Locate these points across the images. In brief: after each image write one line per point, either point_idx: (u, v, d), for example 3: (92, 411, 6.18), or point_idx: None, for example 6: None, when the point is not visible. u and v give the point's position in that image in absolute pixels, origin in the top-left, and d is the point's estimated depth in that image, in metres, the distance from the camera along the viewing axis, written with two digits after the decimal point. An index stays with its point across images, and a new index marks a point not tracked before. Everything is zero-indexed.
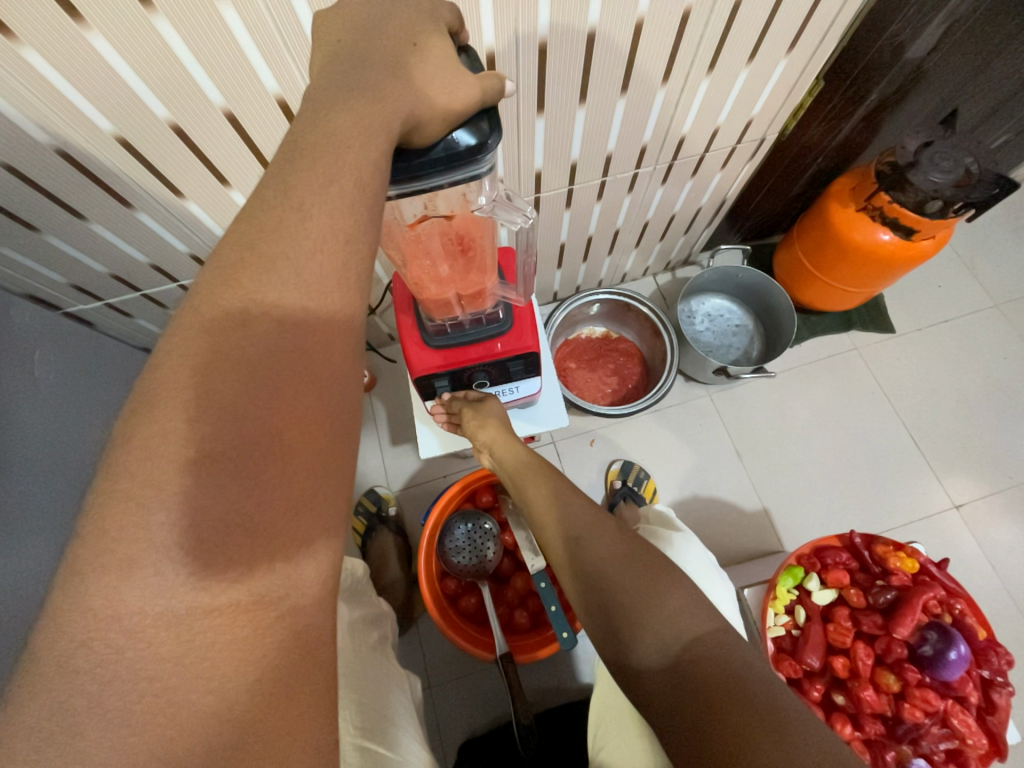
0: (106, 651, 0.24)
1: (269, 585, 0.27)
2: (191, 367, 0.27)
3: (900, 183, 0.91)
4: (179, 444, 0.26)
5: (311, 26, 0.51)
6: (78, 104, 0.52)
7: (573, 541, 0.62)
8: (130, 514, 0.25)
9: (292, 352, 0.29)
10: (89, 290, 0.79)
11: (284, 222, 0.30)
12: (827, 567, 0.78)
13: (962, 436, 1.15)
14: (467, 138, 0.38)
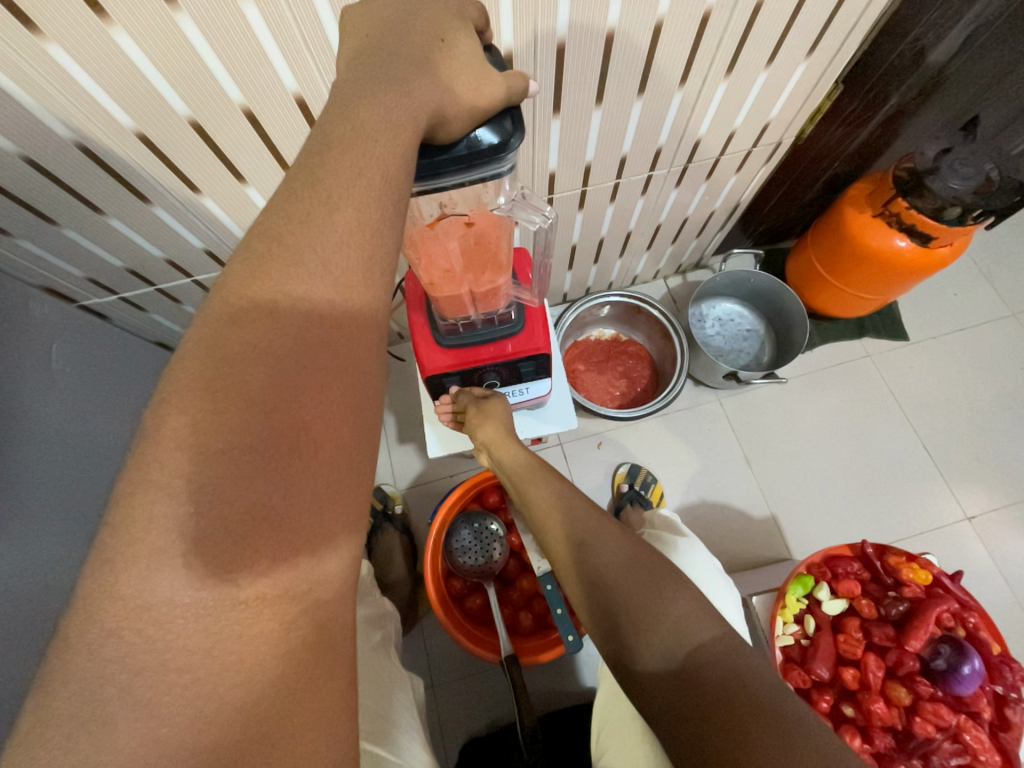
0: (136, 640, 0.24)
1: (293, 579, 0.27)
2: (219, 358, 0.27)
3: (918, 189, 0.90)
4: (209, 434, 0.26)
5: (335, 31, 0.52)
6: (100, 100, 0.53)
7: (575, 544, 0.62)
8: (160, 505, 0.25)
9: (317, 345, 0.29)
10: (104, 284, 0.79)
11: (310, 214, 0.30)
12: (837, 577, 0.77)
13: (975, 446, 1.13)
14: (486, 138, 0.38)
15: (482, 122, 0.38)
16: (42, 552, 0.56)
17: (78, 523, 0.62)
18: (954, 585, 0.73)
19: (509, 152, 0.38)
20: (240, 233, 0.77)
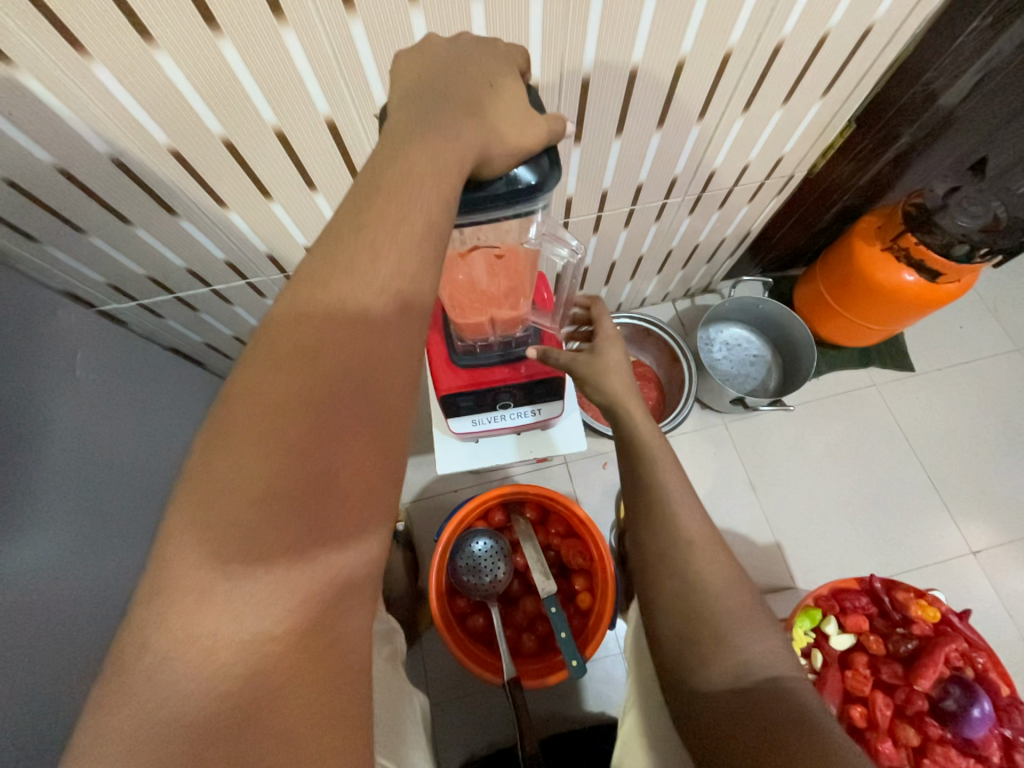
0: (178, 671, 0.24)
1: (325, 617, 0.28)
2: (264, 397, 0.28)
3: (926, 225, 0.92)
4: (254, 474, 0.27)
5: (369, 60, 0.54)
6: (137, 116, 0.54)
7: (684, 544, 0.58)
8: (206, 540, 0.26)
9: (358, 387, 0.30)
10: (124, 290, 0.81)
11: (354, 258, 0.31)
12: (845, 610, 0.77)
13: (980, 479, 1.14)
14: (523, 177, 0.40)
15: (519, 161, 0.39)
16: (54, 558, 0.56)
17: (90, 527, 0.62)
18: (963, 623, 0.72)
19: (544, 191, 0.40)
20: (263, 246, 0.78)
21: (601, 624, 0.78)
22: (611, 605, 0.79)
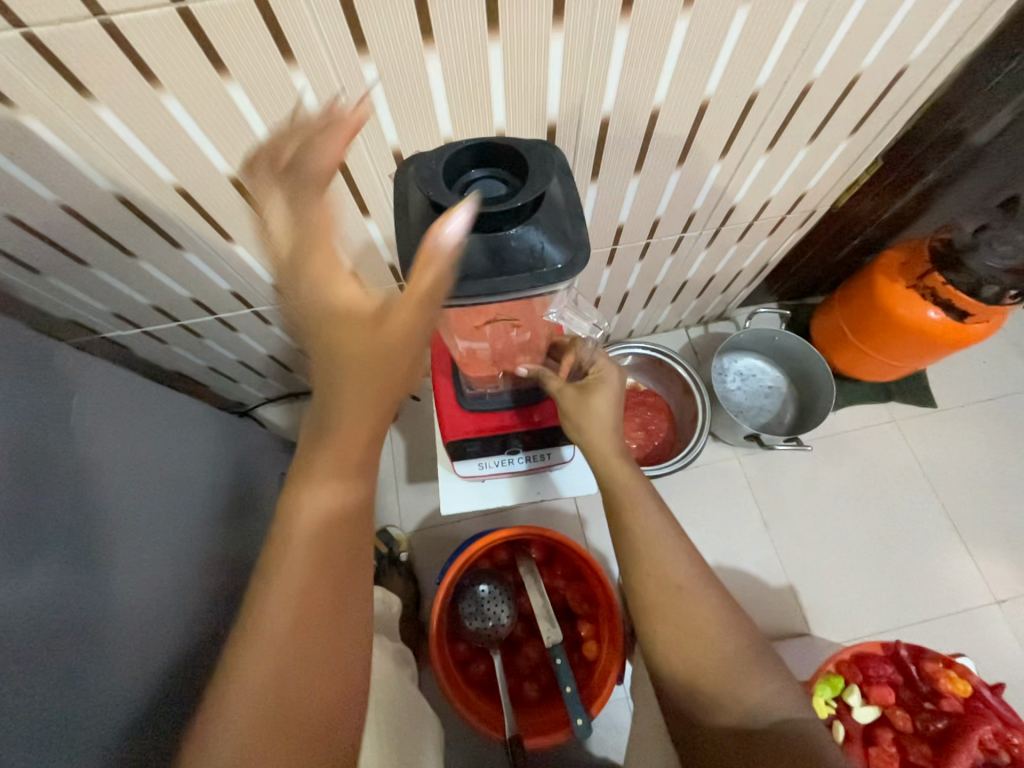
0: (239, 687, 0.37)
1: (325, 664, 0.39)
2: (293, 493, 0.40)
3: (953, 264, 0.89)
4: (289, 553, 0.39)
5: (382, 102, 0.52)
6: (143, 156, 0.53)
7: (672, 590, 0.52)
8: (261, 595, 0.38)
9: (346, 483, 0.40)
10: (128, 319, 0.79)
11: (344, 377, 0.39)
12: (869, 680, 0.73)
13: (1005, 523, 1.09)
14: (552, 261, 0.44)
15: (554, 243, 0.43)
16: None
17: None
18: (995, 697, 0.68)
19: (568, 278, 0.44)
20: (269, 278, 0.77)
21: (609, 677, 0.74)
22: (619, 658, 0.75)
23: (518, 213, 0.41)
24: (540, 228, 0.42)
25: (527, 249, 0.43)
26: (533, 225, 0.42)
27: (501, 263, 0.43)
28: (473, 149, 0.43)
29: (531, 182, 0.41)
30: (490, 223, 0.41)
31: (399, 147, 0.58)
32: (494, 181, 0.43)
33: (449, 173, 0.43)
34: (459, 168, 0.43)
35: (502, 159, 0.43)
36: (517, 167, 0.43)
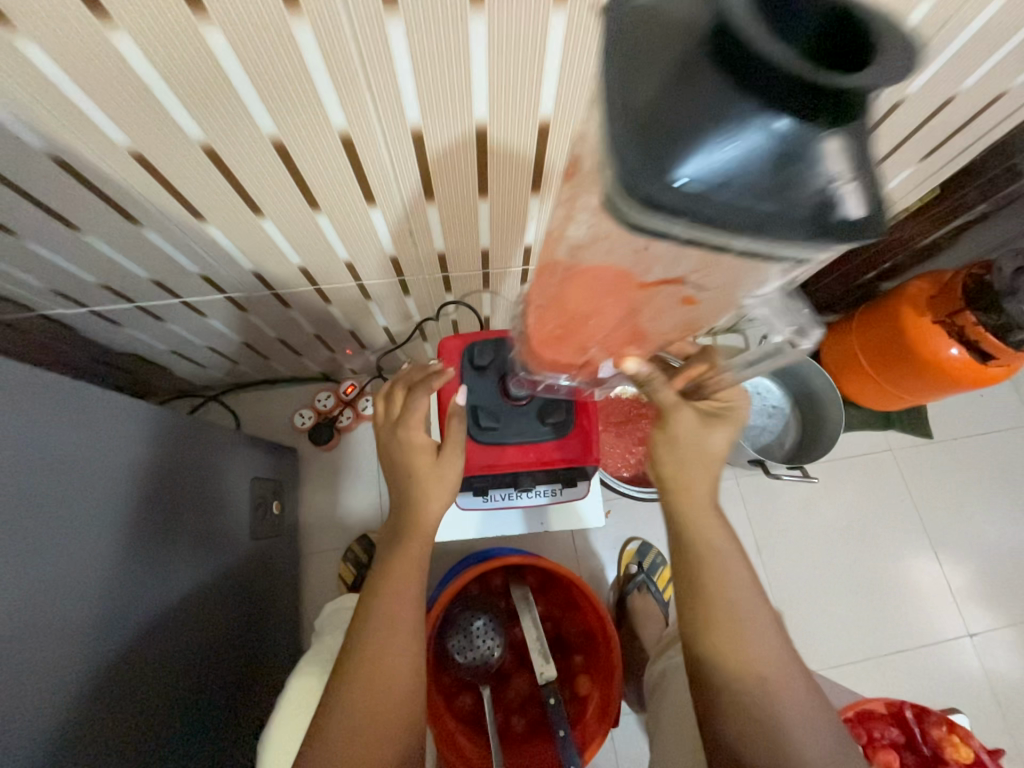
0: (337, 679, 0.53)
1: (407, 581, 0.55)
2: (372, 586, 0.56)
3: (989, 306, 0.83)
4: (360, 634, 0.54)
5: (407, 70, 0.41)
6: (86, 109, 0.41)
7: (739, 661, 0.49)
8: (335, 687, 0.52)
9: (414, 547, 0.56)
10: (73, 297, 0.67)
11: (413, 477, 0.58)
12: (873, 742, 0.64)
13: (984, 557, 1.11)
14: (842, 213, 0.25)
15: (852, 187, 0.25)
16: None
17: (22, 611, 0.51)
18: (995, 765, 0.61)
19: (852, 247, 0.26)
20: (248, 263, 0.65)
21: (604, 718, 0.71)
22: (614, 707, 0.70)
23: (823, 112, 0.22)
24: (844, 146, 0.24)
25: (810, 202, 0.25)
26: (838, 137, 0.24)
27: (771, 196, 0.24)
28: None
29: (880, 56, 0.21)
30: (788, 108, 0.22)
31: (420, 127, 0.47)
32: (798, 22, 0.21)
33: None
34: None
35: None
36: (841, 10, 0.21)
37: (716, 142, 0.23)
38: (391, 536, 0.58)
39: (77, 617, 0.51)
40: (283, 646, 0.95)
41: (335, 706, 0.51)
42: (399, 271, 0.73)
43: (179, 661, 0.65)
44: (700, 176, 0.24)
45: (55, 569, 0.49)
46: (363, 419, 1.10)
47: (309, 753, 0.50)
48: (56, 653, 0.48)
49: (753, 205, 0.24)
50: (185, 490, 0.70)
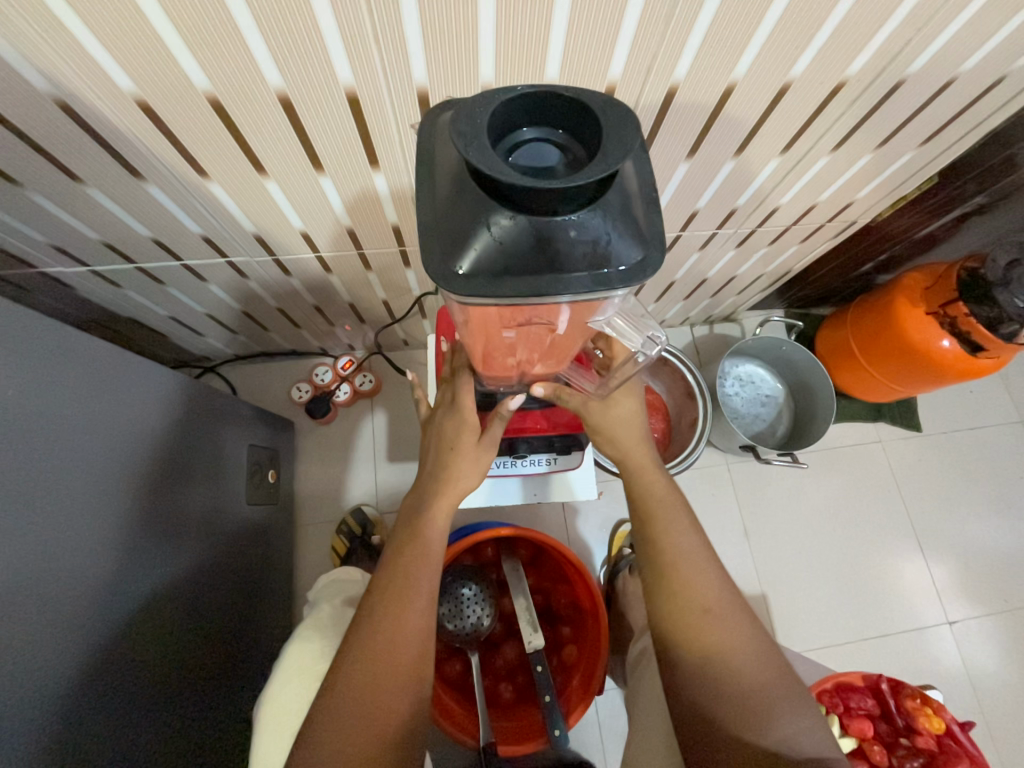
0: (357, 625, 0.55)
1: (430, 544, 0.60)
2: (401, 542, 0.60)
3: (982, 298, 0.84)
4: (382, 583, 0.57)
5: (413, 26, 0.41)
6: (94, 53, 0.41)
7: (687, 592, 0.58)
8: (355, 631, 0.55)
9: (444, 515, 0.62)
10: (73, 254, 0.67)
11: (449, 454, 0.64)
12: (850, 712, 0.66)
13: (966, 548, 1.13)
14: (621, 260, 0.36)
15: (628, 238, 0.35)
16: None
17: None
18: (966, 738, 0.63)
19: (634, 284, 0.36)
20: (250, 226, 0.66)
21: (590, 687, 0.72)
22: (599, 672, 0.72)
23: (577, 198, 0.32)
24: (607, 216, 0.34)
25: (584, 255, 0.35)
26: (601, 210, 0.34)
27: (553, 261, 0.35)
28: (530, 103, 0.32)
29: (603, 150, 0.30)
30: (549, 204, 0.32)
31: (426, 89, 0.47)
32: (547, 145, 0.32)
33: (492, 129, 0.31)
34: (508, 123, 0.32)
35: (569, 115, 0.32)
36: (577, 127, 0.32)
37: (500, 238, 0.34)
38: (422, 503, 0.62)
39: (66, 563, 0.51)
40: (275, 614, 0.96)
41: (352, 647, 0.53)
42: (400, 242, 0.74)
43: (172, 617, 0.66)
44: (496, 259, 0.34)
45: (44, 515, 0.50)
46: (360, 394, 1.11)
47: (326, 694, 0.51)
48: (45, 598, 0.49)
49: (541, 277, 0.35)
50: (182, 450, 0.71)
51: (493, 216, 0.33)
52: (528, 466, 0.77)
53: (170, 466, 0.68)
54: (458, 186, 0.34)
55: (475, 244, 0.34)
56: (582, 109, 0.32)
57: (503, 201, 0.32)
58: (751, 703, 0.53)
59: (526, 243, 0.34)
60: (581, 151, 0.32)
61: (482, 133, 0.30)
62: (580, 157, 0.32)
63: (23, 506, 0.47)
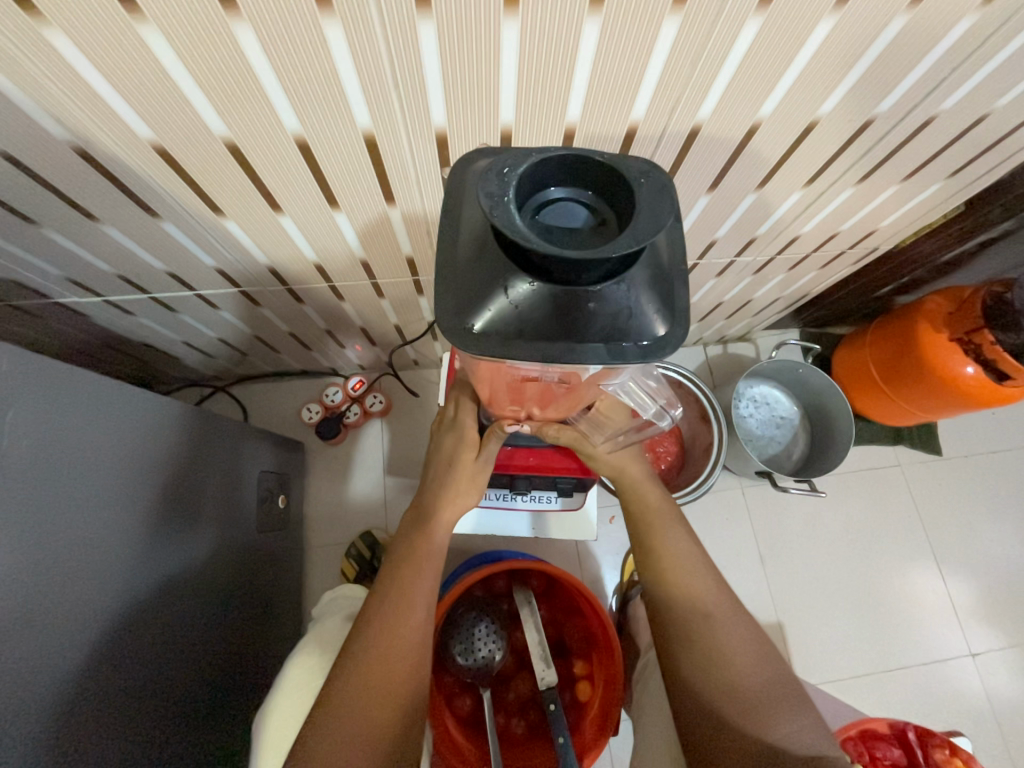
0: (354, 633, 0.54)
1: (427, 556, 0.59)
2: (398, 554, 0.60)
3: (1008, 325, 0.82)
4: (379, 593, 0.57)
5: (434, 73, 0.41)
6: (111, 102, 0.40)
7: (686, 601, 0.57)
8: (351, 639, 0.54)
9: (441, 526, 0.61)
10: (87, 286, 0.67)
11: (446, 471, 0.63)
12: (876, 763, 0.64)
13: (989, 577, 1.10)
14: (641, 333, 0.34)
15: (653, 310, 0.34)
16: None
17: None
18: None
19: (652, 360, 0.35)
20: (263, 259, 0.65)
21: (605, 727, 0.71)
22: (614, 712, 0.71)
23: (605, 268, 0.30)
24: (632, 286, 0.32)
25: (603, 327, 0.33)
26: (628, 281, 0.32)
27: (570, 331, 0.33)
28: (566, 164, 0.31)
29: (634, 224, 0.29)
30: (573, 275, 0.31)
31: (445, 131, 0.47)
32: (577, 207, 0.31)
33: (520, 189, 0.30)
34: (537, 181, 0.31)
35: (600, 176, 0.31)
36: (609, 192, 0.31)
37: (517, 299, 0.32)
38: (422, 516, 0.62)
39: (79, 606, 0.51)
40: (284, 639, 0.95)
41: (349, 657, 0.52)
42: (413, 271, 0.73)
43: (181, 651, 0.65)
44: (511, 321, 0.33)
45: (60, 559, 0.49)
46: (370, 415, 1.10)
47: (321, 704, 0.50)
48: (57, 644, 0.48)
49: (554, 346, 0.34)
50: (192, 482, 0.70)
51: (513, 279, 0.32)
52: (533, 502, 0.77)
53: (182, 499, 0.68)
54: (482, 240, 0.33)
55: (495, 300, 0.33)
56: (616, 172, 0.30)
57: (525, 264, 0.31)
58: (768, 702, 0.52)
59: (544, 310, 0.32)
60: (614, 218, 0.31)
61: (511, 196, 0.29)
62: (612, 222, 0.31)
63: (38, 553, 0.47)
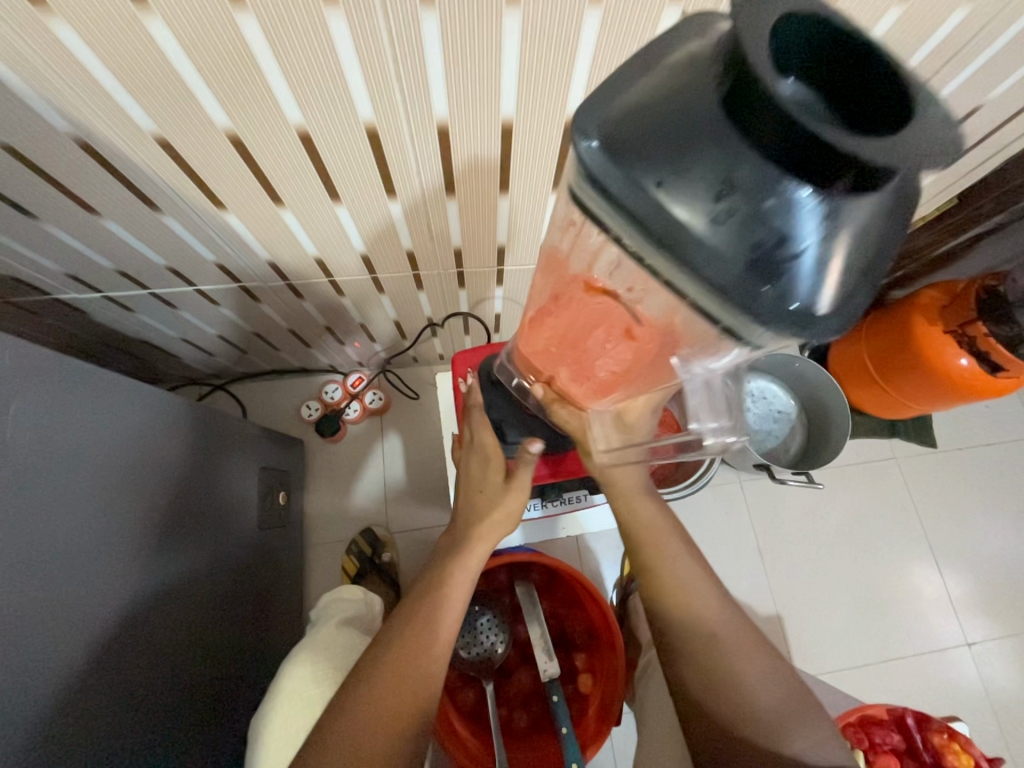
0: (378, 642, 0.56)
1: (456, 578, 0.59)
2: (429, 571, 0.62)
3: (1001, 316, 0.83)
4: (405, 606, 0.58)
5: (436, 63, 0.41)
6: (112, 92, 0.40)
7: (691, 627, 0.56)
8: (373, 649, 0.55)
9: (474, 553, 0.61)
10: (86, 281, 0.66)
11: (479, 495, 0.65)
12: (875, 748, 0.65)
13: (983, 568, 1.12)
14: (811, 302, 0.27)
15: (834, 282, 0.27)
16: None
17: None
18: None
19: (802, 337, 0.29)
20: (264, 254, 0.65)
21: (606, 718, 0.71)
22: (616, 702, 0.70)
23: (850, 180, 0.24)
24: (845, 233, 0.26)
25: (788, 271, 0.26)
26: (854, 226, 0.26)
27: (755, 254, 0.26)
28: (805, 34, 0.24)
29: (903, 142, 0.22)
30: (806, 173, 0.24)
31: (446, 123, 0.47)
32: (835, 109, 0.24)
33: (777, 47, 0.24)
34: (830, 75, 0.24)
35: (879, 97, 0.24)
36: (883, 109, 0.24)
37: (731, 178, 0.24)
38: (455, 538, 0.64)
39: (79, 601, 0.51)
40: (285, 636, 0.95)
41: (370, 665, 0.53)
42: (414, 266, 0.73)
43: (182, 648, 0.65)
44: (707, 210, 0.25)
45: (61, 553, 0.49)
46: (369, 412, 1.10)
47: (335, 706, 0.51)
48: (57, 639, 0.48)
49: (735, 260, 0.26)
50: (192, 478, 0.70)
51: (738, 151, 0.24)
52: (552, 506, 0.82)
53: (182, 495, 0.67)
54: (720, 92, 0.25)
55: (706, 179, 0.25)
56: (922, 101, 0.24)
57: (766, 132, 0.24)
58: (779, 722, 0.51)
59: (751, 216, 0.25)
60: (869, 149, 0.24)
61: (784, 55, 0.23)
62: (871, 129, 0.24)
63: (37, 546, 0.47)
